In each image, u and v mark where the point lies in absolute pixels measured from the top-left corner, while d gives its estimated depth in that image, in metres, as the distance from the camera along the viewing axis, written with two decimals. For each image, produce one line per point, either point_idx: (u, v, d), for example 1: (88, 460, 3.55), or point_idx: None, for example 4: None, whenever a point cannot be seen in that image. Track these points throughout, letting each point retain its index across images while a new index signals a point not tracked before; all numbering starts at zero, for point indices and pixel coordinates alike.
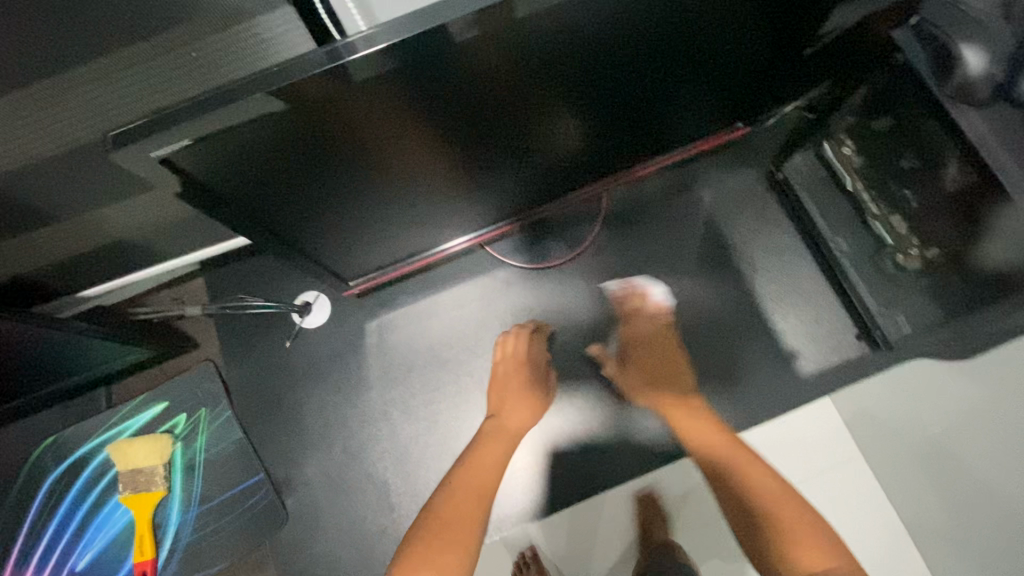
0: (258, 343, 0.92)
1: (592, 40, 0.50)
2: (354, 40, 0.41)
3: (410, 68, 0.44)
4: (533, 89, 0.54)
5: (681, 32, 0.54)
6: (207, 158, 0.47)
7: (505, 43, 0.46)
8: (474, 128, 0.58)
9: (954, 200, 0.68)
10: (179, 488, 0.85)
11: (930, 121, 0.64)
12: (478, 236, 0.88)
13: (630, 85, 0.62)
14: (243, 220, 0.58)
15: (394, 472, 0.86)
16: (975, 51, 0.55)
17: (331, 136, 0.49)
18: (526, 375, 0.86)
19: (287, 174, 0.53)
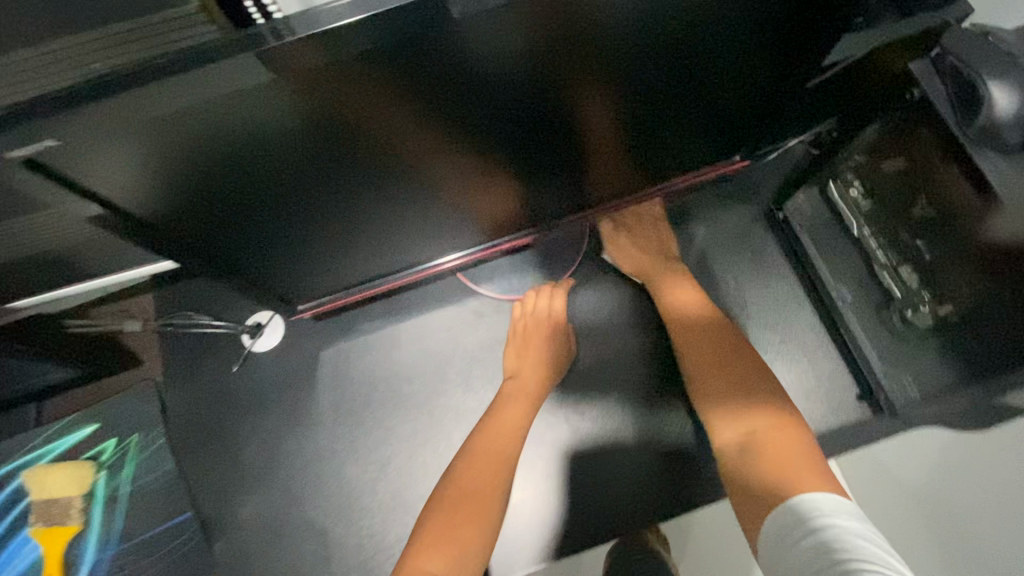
0: (204, 365, 0.84)
1: (612, 41, 0.45)
2: (289, 20, 0.34)
3: (403, 57, 0.39)
4: (543, 90, 0.49)
5: (710, 37, 0.49)
6: (105, 161, 0.40)
7: (512, 29, 0.40)
8: (471, 133, 0.53)
9: (974, 254, 0.60)
10: (98, 522, 0.77)
11: (950, 165, 0.56)
12: (475, 253, 0.83)
13: (646, 96, 0.57)
14: (191, 232, 0.55)
15: (341, 517, 0.78)
16: (1003, 89, 0.48)
17: (308, 130, 0.44)
18: (547, 332, 0.83)
19: (237, 181, 0.49)
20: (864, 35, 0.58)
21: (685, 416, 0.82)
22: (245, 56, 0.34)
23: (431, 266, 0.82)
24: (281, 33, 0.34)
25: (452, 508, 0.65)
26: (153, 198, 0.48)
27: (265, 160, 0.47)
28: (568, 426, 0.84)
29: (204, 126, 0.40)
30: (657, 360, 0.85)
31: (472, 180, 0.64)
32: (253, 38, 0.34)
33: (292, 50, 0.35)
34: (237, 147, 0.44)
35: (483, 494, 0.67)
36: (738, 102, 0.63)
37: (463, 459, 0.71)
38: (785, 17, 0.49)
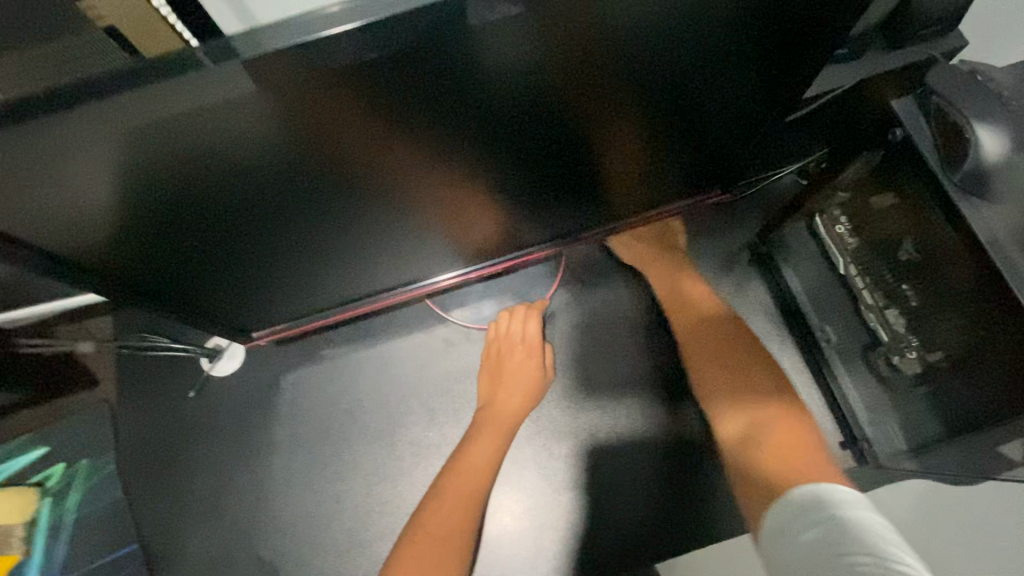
0: (160, 388, 0.82)
1: (603, 71, 0.43)
2: (232, 40, 0.31)
3: (378, 85, 0.37)
4: (546, 108, 0.47)
5: (712, 62, 0.46)
6: (19, 198, 0.37)
7: (500, 58, 0.38)
8: (454, 161, 0.51)
9: (959, 304, 0.56)
10: (38, 554, 0.75)
11: (933, 214, 0.53)
12: (468, 273, 0.81)
13: (637, 125, 0.55)
14: (141, 263, 0.52)
15: (292, 554, 0.76)
16: (991, 134, 0.45)
17: (286, 152, 0.42)
18: (519, 355, 0.80)
19: (188, 210, 0.46)
20: (845, 67, 0.57)
21: (656, 457, 0.80)
22: (175, 79, 0.31)
23: (429, 283, 0.79)
24: (220, 55, 0.31)
25: (427, 543, 0.63)
26: (93, 234, 0.45)
27: (232, 185, 0.44)
28: (535, 465, 0.81)
29: (131, 160, 0.37)
30: (631, 397, 0.82)
31: (441, 209, 0.61)
32: (186, 60, 0.31)
33: (227, 74, 0.32)
34: (176, 181, 0.41)
35: (449, 530, 0.65)
36: (723, 132, 0.61)
37: (431, 503, 0.68)
38: (786, 39, 0.46)
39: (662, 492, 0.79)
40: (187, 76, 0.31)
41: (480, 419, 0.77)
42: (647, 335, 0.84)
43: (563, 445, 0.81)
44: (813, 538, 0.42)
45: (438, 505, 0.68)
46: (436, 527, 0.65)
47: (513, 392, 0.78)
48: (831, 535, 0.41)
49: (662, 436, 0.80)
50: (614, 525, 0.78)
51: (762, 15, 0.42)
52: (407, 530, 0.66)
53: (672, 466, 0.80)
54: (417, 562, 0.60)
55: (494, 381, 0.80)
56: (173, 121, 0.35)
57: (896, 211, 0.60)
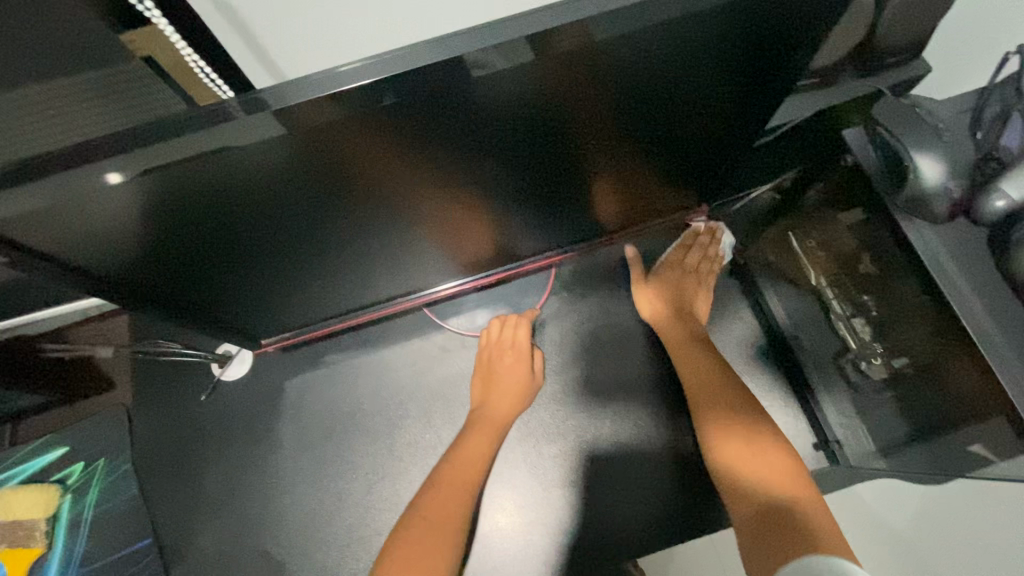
0: (172, 392, 0.87)
1: (584, 109, 0.49)
2: (263, 94, 0.37)
3: (386, 123, 0.42)
4: (537, 138, 0.52)
5: (681, 98, 0.52)
6: (66, 224, 0.43)
7: (493, 100, 0.43)
8: (450, 184, 0.56)
9: (913, 314, 0.60)
10: (60, 546, 0.81)
11: (885, 234, 0.58)
12: (467, 282, 0.86)
13: (616, 151, 0.60)
14: (161, 277, 0.58)
15: (296, 548, 0.81)
16: (932, 162, 0.50)
17: (299, 178, 0.47)
18: (510, 361, 0.85)
19: (207, 231, 0.51)
20: (810, 96, 0.61)
21: (641, 458, 0.84)
22: (214, 126, 0.38)
23: (428, 292, 0.84)
24: (253, 106, 0.37)
25: (425, 531, 0.68)
26: (120, 254, 0.51)
27: (247, 208, 0.49)
28: (525, 466, 0.85)
29: (163, 193, 0.43)
30: (618, 400, 0.87)
31: (438, 226, 0.66)
32: (223, 111, 0.37)
33: (257, 123, 0.38)
34: (202, 208, 0.47)
35: (448, 516, 0.70)
36: (699, 154, 0.66)
37: (430, 492, 0.73)
38: (751, 77, 0.51)
39: (648, 490, 0.83)
40: (224, 125, 0.38)
41: (474, 420, 0.82)
42: (634, 343, 0.89)
43: (554, 446, 0.86)
44: None
45: (435, 497, 0.72)
46: (434, 517, 0.70)
47: (506, 396, 0.83)
48: None
49: (647, 437, 0.85)
50: (602, 522, 0.82)
51: (728, 60, 0.47)
52: (405, 516, 0.70)
53: (655, 467, 0.84)
54: (417, 552, 0.65)
55: (487, 386, 0.84)
56: (204, 162, 0.40)
57: (857, 229, 0.65)
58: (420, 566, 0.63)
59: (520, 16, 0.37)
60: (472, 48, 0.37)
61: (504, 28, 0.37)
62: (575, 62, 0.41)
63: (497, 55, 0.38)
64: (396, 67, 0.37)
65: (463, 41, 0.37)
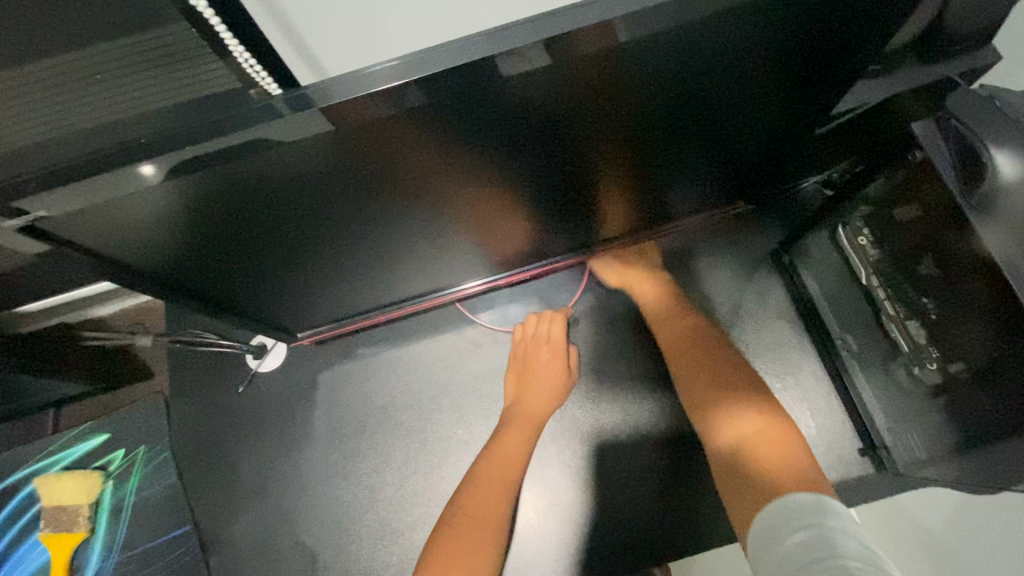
0: (209, 383, 0.88)
1: (642, 101, 0.47)
2: (307, 91, 0.37)
3: (438, 116, 0.41)
4: (588, 131, 0.50)
5: (740, 88, 0.50)
6: (112, 220, 0.43)
7: (547, 90, 0.42)
8: (495, 178, 0.55)
9: (973, 319, 0.57)
10: (102, 531, 0.82)
11: (950, 233, 0.55)
12: (499, 278, 0.85)
13: (668, 144, 0.58)
14: (201, 272, 0.58)
15: (329, 540, 0.81)
16: (1010, 158, 0.47)
17: (344, 172, 0.46)
18: (545, 356, 0.84)
19: (249, 226, 0.51)
20: (873, 83, 0.58)
21: (678, 460, 0.82)
22: (257, 124, 0.37)
23: (459, 288, 0.84)
24: (298, 105, 0.37)
25: (467, 525, 0.68)
26: (160, 250, 0.51)
27: (290, 203, 0.49)
28: (558, 463, 0.84)
29: (205, 192, 0.43)
30: (655, 400, 0.85)
31: (477, 222, 0.65)
32: (268, 108, 0.37)
33: (303, 120, 0.37)
34: (245, 204, 0.46)
35: (489, 512, 0.70)
36: (753, 144, 0.64)
37: (468, 488, 0.73)
38: (809, 65, 0.49)
39: (685, 493, 0.81)
40: (267, 123, 0.37)
41: (510, 417, 0.81)
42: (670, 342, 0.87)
43: (587, 444, 0.85)
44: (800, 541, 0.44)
45: (477, 491, 0.72)
46: (474, 509, 0.70)
47: (542, 392, 0.82)
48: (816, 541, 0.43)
49: (684, 439, 0.83)
50: (638, 525, 0.81)
51: (794, 48, 0.45)
52: (448, 511, 0.71)
53: (691, 468, 0.82)
54: (461, 546, 0.65)
55: (522, 383, 0.83)
56: (247, 158, 0.40)
57: (916, 227, 0.62)
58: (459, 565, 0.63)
59: (569, 9, 0.36)
60: (518, 44, 0.36)
61: (552, 22, 0.36)
62: (633, 56, 0.40)
63: (553, 47, 0.37)
64: (447, 63, 0.36)
65: (518, 34, 0.36)
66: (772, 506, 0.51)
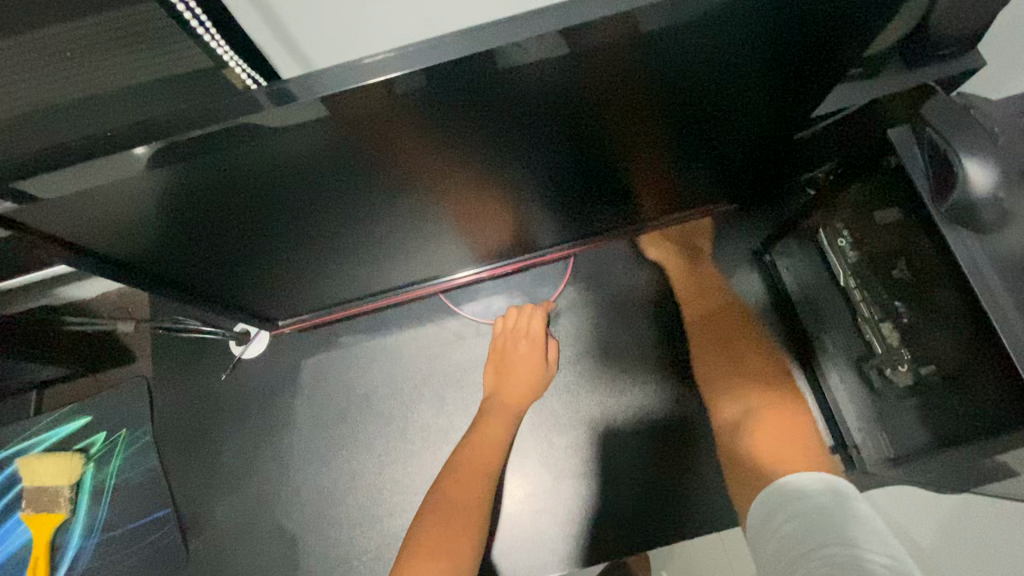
0: (192, 368, 0.88)
1: (630, 97, 0.47)
2: (290, 86, 0.37)
3: (419, 109, 0.40)
4: (572, 126, 0.50)
5: (722, 86, 0.49)
6: (87, 211, 0.43)
7: (537, 85, 0.41)
8: (482, 171, 0.55)
9: (943, 324, 0.58)
10: (84, 512, 0.83)
11: (923, 239, 0.55)
12: (490, 270, 0.85)
13: (651, 142, 0.58)
14: (177, 263, 0.58)
15: (309, 525, 0.82)
16: (979, 168, 0.47)
17: (319, 164, 0.46)
18: (524, 346, 0.85)
19: (222, 217, 0.50)
20: (856, 85, 0.57)
21: (655, 452, 0.84)
22: (239, 118, 0.37)
23: (447, 279, 0.84)
24: (281, 98, 0.37)
25: (452, 511, 0.69)
26: (136, 238, 0.50)
27: (269, 193, 0.48)
28: (536, 454, 0.85)
29: (180, 184, 0.43)
30: (634, 393, 0.86)
31: (461, 215, 0.65)
32: (254, 102, 0.37)
33: (290, 112, 0.37)
34: (217, 194, 0.46)
35: (471, 496, 0.71)
36: (736, 145, 0.64)
37: (450, 475, 0.74)
38: (795, 65, 0.48)
39: (660, 484, 0.83)
40: (248, 116, 0.37)
41: (488, 408, 0.82)
42: (652, 336, 0.88)
43: (567, 435, 0.86)
44: (792, 528, 0.45)
45: (456, 479, 0.73)
46: (459, 495, 0.71)
47: (519, 383, 0.83)
48: (805, 526, 0.44)
49: (661, 431, 0.84)
50: (613, 515, 0.83)
51: (780, 46, 0.45)
52: (428, 501, 0.71)
53: (665, 460, 0.84)
54: (439, 536, 0.65)
55: (501, 376, 0.84)
56: (221, 150, 0.39)
57: (893, 230, 0.62)
58: (444, 555, 0.63)
59: (560, 6, 0.36)
60: (509, 40, 0.36)
61: (542, 17, 0.36)
62: (615, 56, 0.40)
63: (525, 50, 0.37)
64: (431, 61, 0.36)
65: (512, 28, 0.36)
66: (791, 470, 0.53)
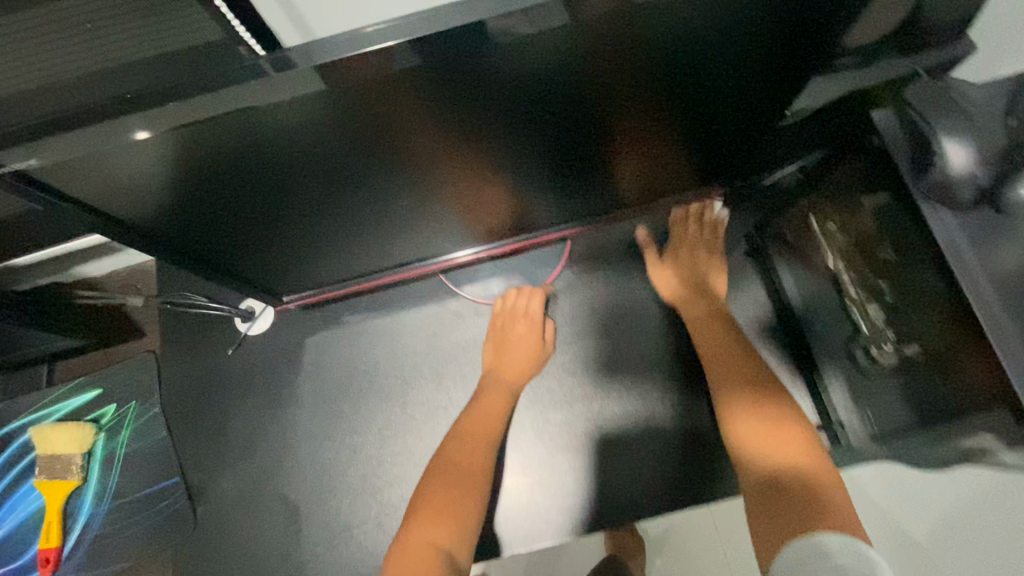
0: (199, 344, 0.91)
1: (625, 72, 0.49)
2: (291, 54, 0.38)
3: (417, 80, 0.42)
4: (564, 101, 0.51)
5: (711, 61, 0.50)
6: (103, 175, 0.46)
7: (531, 59, 0.43)
8: (488, 148, 0.57)
9: (921, 302, 0.60)
10: (95, 480, 0.86)
11: (904, 220, 0.56)
12: (489, 250, 0.88)
13: (646, 119, 0.60)
14: (189, 233, 0.61)
15: (311, 495, 0.85)
16: (958, 149, 0.49)
17: (324, 137, 0.48)
18: (523, 326, 0.87)
19: (232, 187, 0.53)
20: (843, 75, 0.57)
21: (648, 429, 0.86)
22: (244, 83, 0.39)
23: (447, 259, 0.86)
24: (281, 65, 0.38)
25: (452, 474, 0.71)
26: (149, 205, 0.53)
27: (278, 164, 0.51)
28: (531, 430, 0.88)
29: (188, 149, 0.45)
30: (628, 372, 0.88)
31: (461, 192, 0.67)
32: (256, 70, 0.38)
33: (292, 80, 0.39)
34: (226, 162, 0.48)
35: (472, 463, 0.74)
36: (727, 125, 0.66)
37: (453, 441, 0.77)
38: (780, 44, 0.50)
39: (653, 460, 0.85)
40: (252, 82, 0.39)
41: (486, 383, 0.84)
42: (646, 316, 0.90)
43: (563, 412, 0.88)
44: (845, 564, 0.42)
45: (458, 442, 0.76)
46: (459, 457, 0.74)
47: (518, 359, 0.85)
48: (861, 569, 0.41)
49: (653, 408, 0.87)
50: (606, 490, 0.85)
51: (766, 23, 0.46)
52: (434, 464, 0.74)
53: (658, 436, 0.86)
54: (436, 501, 0.67)
55: (498, 354, 0.86)
56: (229, 116, 0.41)
57: (878, 216, 0.63)
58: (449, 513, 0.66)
59: None
60: (503, 11, 0.37)
61: None
62: (606, 28, 0.42)
63: (519, 20, 0.38)
64: (429, 30, 0.38)
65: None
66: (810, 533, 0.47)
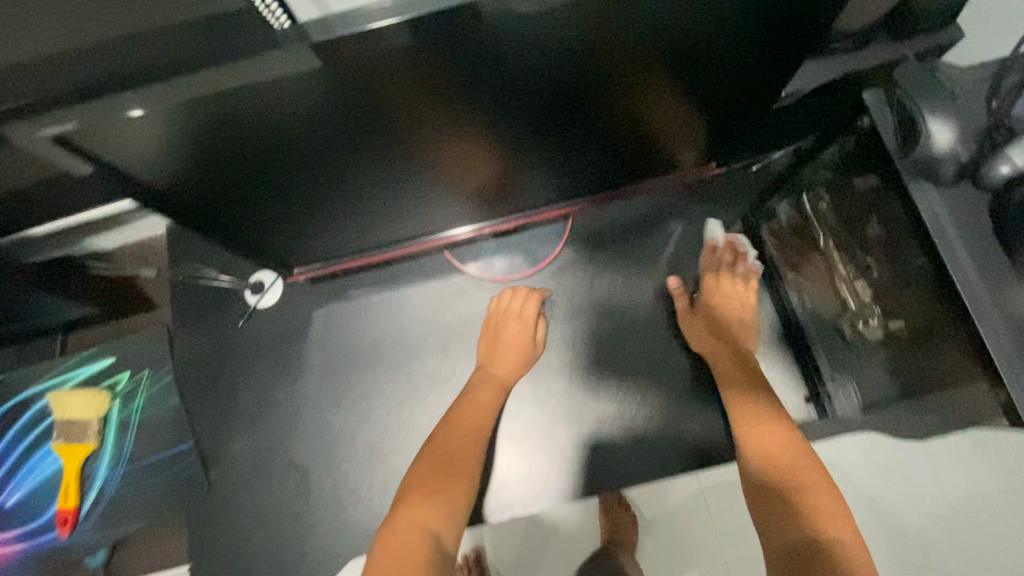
0: (211, 315, 0.94)
1: (631, 50, 0.51)
2: (308, 26, 0.40)
3: (435, 58, 0.45)
4: (571, 79, 0.54)
5: (718, 37, 0.52)
6: (128, 142, 0.46)
7: (542, 38, 0.46)
8: (496, 124, 0.60)
9: (903, 276, 0.63)
10: (111, 445, 0.89)
11: (890, 197, 0.59)
12: (488, 226, 0.90)
13: (649, 95, 0.62)
14: (208, 204, 0.63)
15: (320, 460, 0.89)
16: (944, 126, 0.52)
17: (343, 110, 0.50)
18: (515, 331, 0.88)
19: (250, 155, 0.55)
20: (834, 58, 0.64)
21: (644, 401, 0.90)
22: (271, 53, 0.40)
23: (445, 235, 0.89)
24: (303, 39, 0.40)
25: (454, 446, 0.74)
26: (168, 172, 0.54)
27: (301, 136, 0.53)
28: (532, 400, 0.92)
29: (213, 115, 0.46)
30: (625, 346, 0.92)
31: (469, 168, 0.70)
32: (275, 38, 0.39)
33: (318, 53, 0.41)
34: (247, 130, 0.50)
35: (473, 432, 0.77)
36: (727, 103, 0.68)
37: (455, 413, 0.80)
38: (779, 26, 0.53)
39: (648, 430, 0.89)
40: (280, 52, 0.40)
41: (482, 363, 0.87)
42: (643, 293, 0.94)
43: (562, 384, 0.92)
44: None
45: (457, 423, 0.78)
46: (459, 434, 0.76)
47: (509, 359, 0.86)
48: None
49: (649, 382, 0.91)
50: (603, 458, 0.89)
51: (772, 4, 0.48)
52: (439, 430, 0.77)
53: (653, 408, 0.90)
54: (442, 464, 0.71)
55: (491, 350, 0.88)
56: (253, 83, 0.43)
57: (868, 196, 0.65)
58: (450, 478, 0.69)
59: None
60: None
61: None
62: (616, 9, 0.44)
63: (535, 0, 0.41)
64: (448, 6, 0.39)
65: None
66: None
